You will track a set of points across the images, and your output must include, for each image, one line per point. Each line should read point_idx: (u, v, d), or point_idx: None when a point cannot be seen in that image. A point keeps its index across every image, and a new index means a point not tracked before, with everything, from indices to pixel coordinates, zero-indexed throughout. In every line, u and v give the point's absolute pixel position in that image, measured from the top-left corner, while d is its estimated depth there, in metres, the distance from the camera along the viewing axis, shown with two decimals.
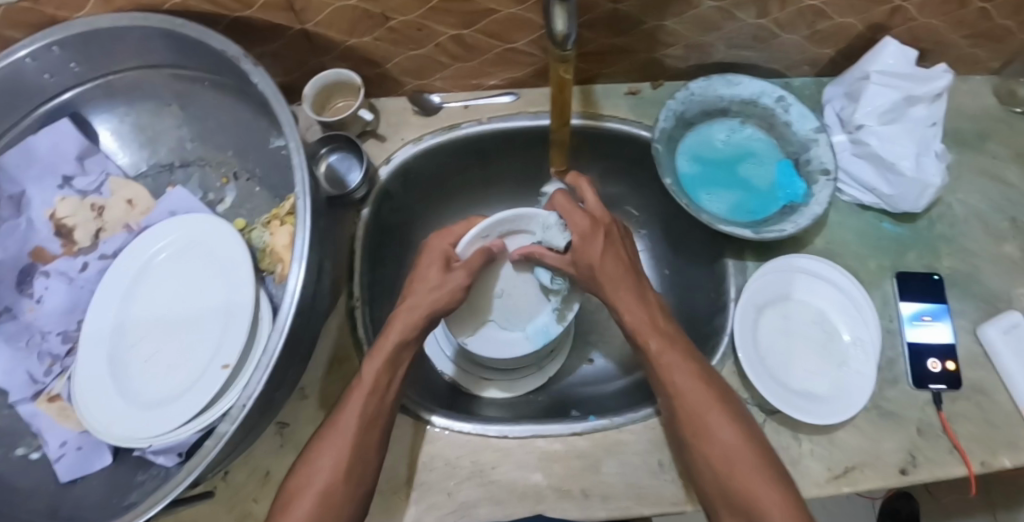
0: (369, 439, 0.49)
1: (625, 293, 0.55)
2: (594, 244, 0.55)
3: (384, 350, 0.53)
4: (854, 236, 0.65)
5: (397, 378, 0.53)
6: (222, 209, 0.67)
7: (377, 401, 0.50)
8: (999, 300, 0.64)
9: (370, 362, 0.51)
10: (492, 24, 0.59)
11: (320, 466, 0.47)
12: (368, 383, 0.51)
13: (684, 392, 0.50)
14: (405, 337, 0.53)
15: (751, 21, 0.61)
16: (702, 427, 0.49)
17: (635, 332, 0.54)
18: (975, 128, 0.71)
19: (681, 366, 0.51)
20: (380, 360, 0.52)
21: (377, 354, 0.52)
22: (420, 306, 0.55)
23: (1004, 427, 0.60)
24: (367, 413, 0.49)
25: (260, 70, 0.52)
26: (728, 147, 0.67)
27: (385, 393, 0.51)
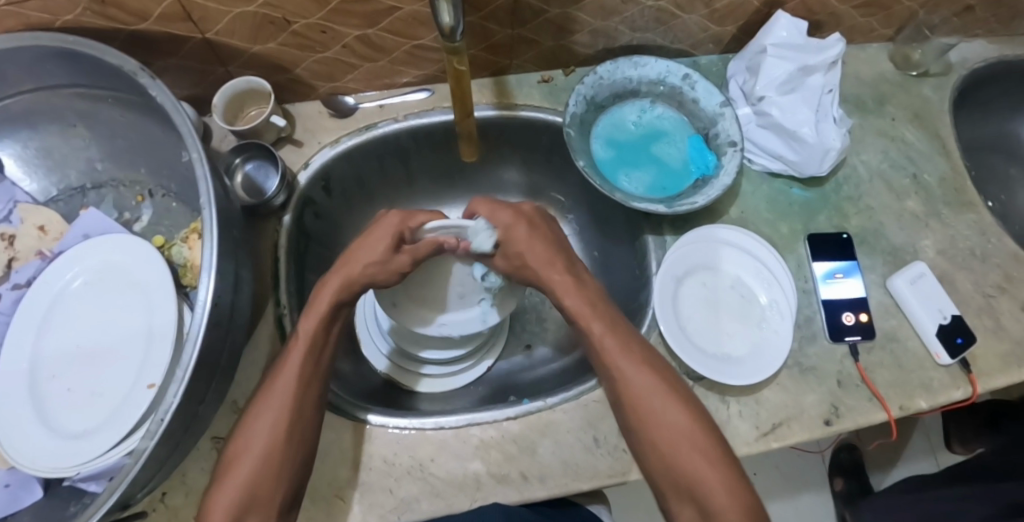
0: (306, 398, 0.50)
1: (557, 275, 0.56)
2: (518, 232, 0.56)
3: (319, 308, 0.54)
4: (765, 203, 0.68)
5: (331, 338, 0.54)
6: (139, 228, 0.66)
7: (313, 360, 0.52)
8: (903, 253, 0.68)
9: (306, 319, 0.53)
10: (395, 22, 0.59)
11: (261, 426, 0.48)
12: (304, 341, 0.52)
13: (626, 377, 0.51)
14: (336, 298, 0.55)
15: (651, 4, 0.63)
16: (644, 407, 0.50)
17: (576, 316, 0.55)
18: (873, 93, 0.75)
19: (620, 351, 0.52)
20: (315, 317, 0.53)
21: (308, 312, 0.54)
22: (354, 266, 0.55)
23: (917, 371, 0.63)
24: (302, 376, 0.50)
25: (158, 83, 0.50)
26: (639, 126, 0.70)
27: (322, 352, 0.53)
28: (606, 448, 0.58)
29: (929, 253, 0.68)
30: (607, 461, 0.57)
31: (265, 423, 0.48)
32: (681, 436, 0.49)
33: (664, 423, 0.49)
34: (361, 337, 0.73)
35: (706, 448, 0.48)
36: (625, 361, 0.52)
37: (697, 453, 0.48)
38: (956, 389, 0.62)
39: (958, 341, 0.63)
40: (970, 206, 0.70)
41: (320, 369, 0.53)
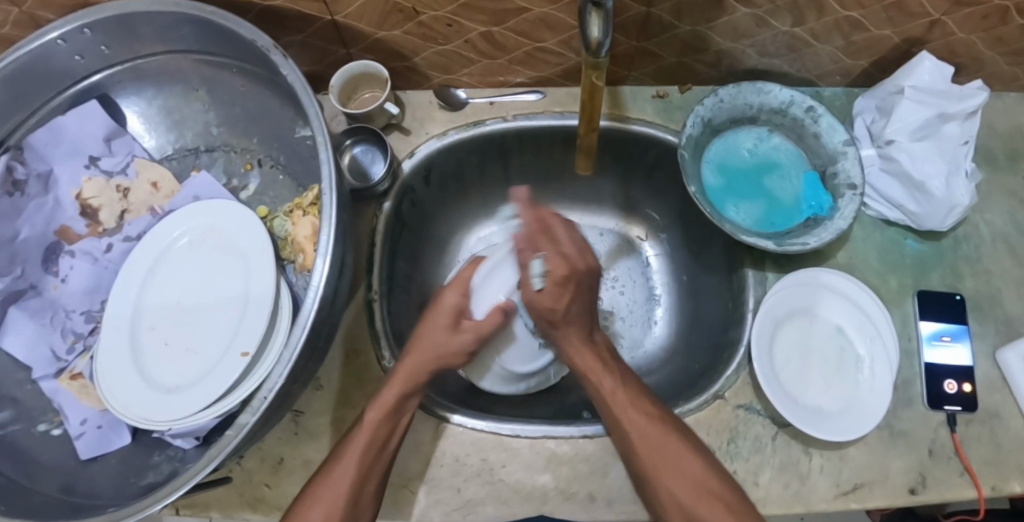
0: (369, 482, 0.49)
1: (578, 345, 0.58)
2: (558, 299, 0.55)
3: (402, 370, 0.54)
4: (876, 253, 0.64)
5: (397, 431, 0.53)
6: (245, 196, 0.68)
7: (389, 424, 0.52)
8: (1019, 324, 0.64)
9: (370, 413, 0.52)
10: (522, 22, 0.58)
11: (345, 466, 0.49)
12: (381, 405, 0.52)
13: (664, 479, 0.50)
14: (409, 388, 0.54)
15: (785, 30, 0.60)
16: (688, 506, 0.49)
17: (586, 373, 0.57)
18: (1008, 148, 0.69)
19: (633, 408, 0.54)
20: (379, 410, 0.52)
21: (374, 405, 0.52)
22: (419, 361, 0.55)
23: (1018, 453, 0.60)
24: (367, 461, 0.50)
25: (290, 63, 0.53)
26: (753, 155, 0.66)
27: (385, 446, 0.51)
28: None
29: None
30: None
31: (340, 495, 0.48)
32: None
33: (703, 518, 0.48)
34: None
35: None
36: (665, 453, 0.51)
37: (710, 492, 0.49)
38: None
39: None
40: None
41: (387, 447, 0.52)
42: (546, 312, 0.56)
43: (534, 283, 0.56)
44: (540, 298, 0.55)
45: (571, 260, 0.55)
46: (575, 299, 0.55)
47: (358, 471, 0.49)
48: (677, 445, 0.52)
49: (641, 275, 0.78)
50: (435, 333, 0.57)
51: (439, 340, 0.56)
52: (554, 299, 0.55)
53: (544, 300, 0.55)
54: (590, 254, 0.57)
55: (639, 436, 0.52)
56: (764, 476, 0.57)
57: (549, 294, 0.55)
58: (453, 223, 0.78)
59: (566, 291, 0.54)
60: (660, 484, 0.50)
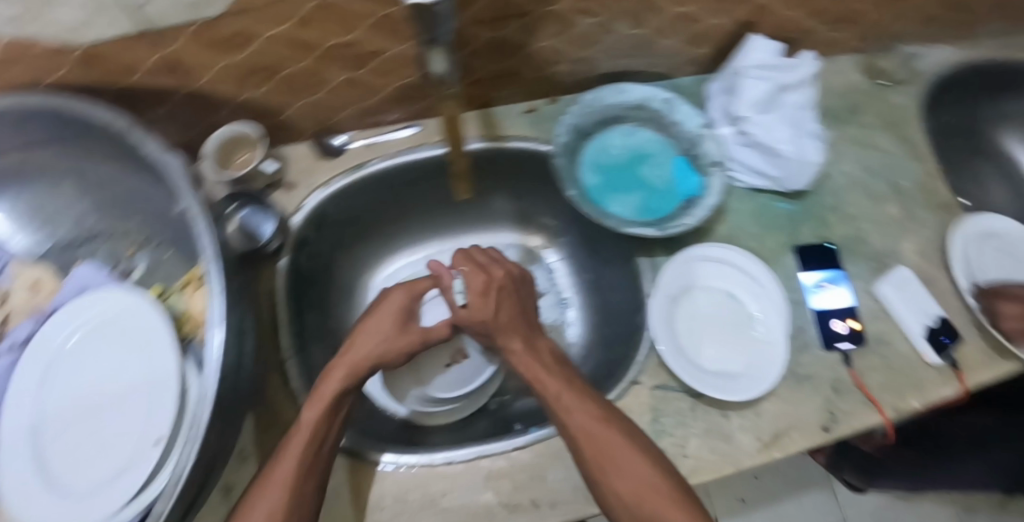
0: (306, 487, 0.49)
1: (515, 339, 0.63)
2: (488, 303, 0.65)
3: (333, 375, 0.56)
4: (751, 219, 0.70)
5: (333, 431, 0.53)
6: (135, 279, 0.66)
7: (326, 426, 0.53)
8: (887, 258, 0.71)
9: (310, 410, 0.53)
10: (381, 64, 0.62)
11: (286, 461, 0.49)
12: (320, 407, 0.53)
13: (612, 476, 0.50)
14: (345, 385, 0.56)
15: (629, 32, 0.65)
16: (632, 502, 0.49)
17: (533, 379, 0.59)
18: (846, 104, 0.78)
19: (579, 406, 0.55)
20: (319, 408, 0.53)
21: (312, 401, 0.54)
22: (358, 352, 0.59)
23: (910, 373, 0.66)
24: (305, 461, 0.50)
25: (151, 139, 0.53)
26: (625, 150, 0.69)
27: (324, 444, 0.52)
28: None
29: (910, 256, 0.71)
30: None
31: (280, 496, 0.47)
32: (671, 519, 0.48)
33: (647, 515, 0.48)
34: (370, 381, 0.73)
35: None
36: (617, 454, 0.51)
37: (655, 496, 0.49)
38: (944, 387, 0.65)
39: (944, 341, 0.66)
40: (947, 208, 0.74)
41: (326, 447, 0.52)
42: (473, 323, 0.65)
43: (459, 301, 0.68)
44: (466, 312, 0.66)
45: (476, 285, 0.66)
46: (497, 309, 0.65)
47: (297, 470, 0.49)
48: (630, 444, 0.52)
49: (549, 280, 0.81)
50: (364, 331, 0.61)
51: (369, 343, 0.60)
52: (482, 309, 0.64)
53: (471, 313, 0.65)
54: (488, 275, 0.67)
55: (592, 433, 0.52)
56: (691, 447, 0.60)
57: (476, 307, 0.65)
58: (357, 266, 0.78)
59: (485, 297, 0.65)
60: (609, 481, 0.50)
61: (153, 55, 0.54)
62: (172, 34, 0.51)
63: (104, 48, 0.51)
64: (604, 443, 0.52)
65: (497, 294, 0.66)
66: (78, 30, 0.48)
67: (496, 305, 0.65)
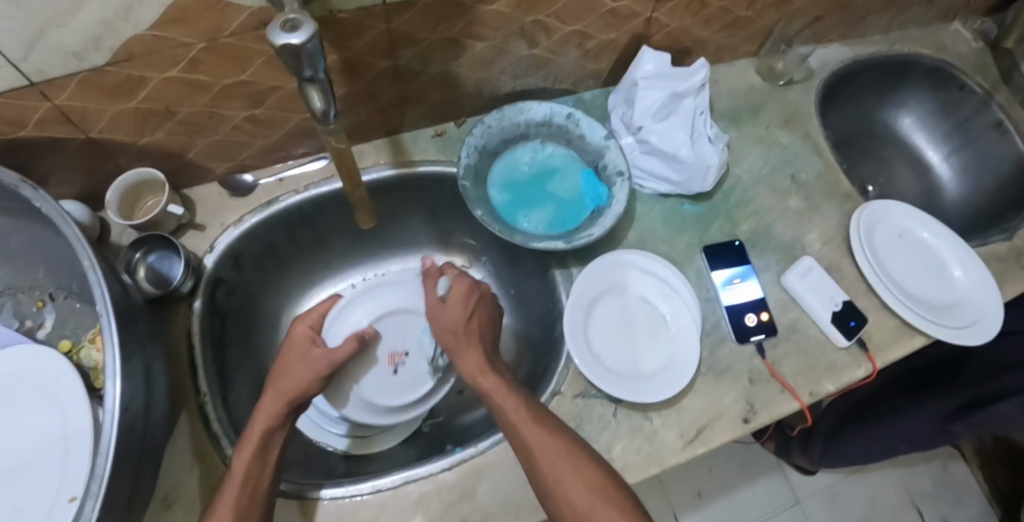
0: None
1: (470, 355, 0.60)
2: (461, 307, 0.63)
3: (252, 442, 0.53)
4: (661, 222, 0.72)
5: (260, 489, 0.51)
6: (44, 334, 0.65)
7: (250, 491, 0.50)
8: (793, 249, 0.74)
9: (239, 456, 0.52)
10: (280, 99, 0.63)
11: None
12: (240, 475, 0.51)
13: (565, 488, 0.51)
14: (276, 422, 0.55)
15: (526, 52, 0.68)
16: (585, 512, 0.50)
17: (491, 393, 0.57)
18: (747, 105, 0.82)
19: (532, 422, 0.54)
20: (249, 452, 0.52)
21: (244, 445, 0.53)
22: (286, 394, 0.57)
23: (821, 357, 0.69)
24: (241, 507, 0.49)
25: (42, 193, 0.51)
26: (533, 167, 0.72)
27: (252, 509, 0.49)
28: None
29: (816, 245, 0.75)
30: None
31: None
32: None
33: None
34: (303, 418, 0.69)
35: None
36: (560, 464, 0.52)
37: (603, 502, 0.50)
38: (857, 369, 0.69)
39: (851, 323, 0.70)
40: (848, 196, 0.78)
41: (264, 487, 0.51)
42: (449, 321, 0.62)
43: (440, 294, 0.66)
44: (443, 309, 0.63)
45: (461, 286, 0.64)
46: (474, 313, 0.62)
47: None
48: (564, 450, 0.53)
49: None
50: (292, 368, 0.59)
51: (301, 373, 0.58)
52: (457, 309, 0.62)
53: (450, 306, 0.63)
54: (472, 283, 0.65)
55: (535, 449, 0.53)
56: (616, 450, 0.61)
57: (454, 306, 0.62)
58: (278, 302, 0.78)
59: (467, 301, 0.63)
60: (560, 494, 0.51)
61: (39, 107, 0.53)
62: (58, 85, 0.51)
63: None
64: (549, 454, 0.52)
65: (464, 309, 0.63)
66: None
67: (472, 310, 0.63)
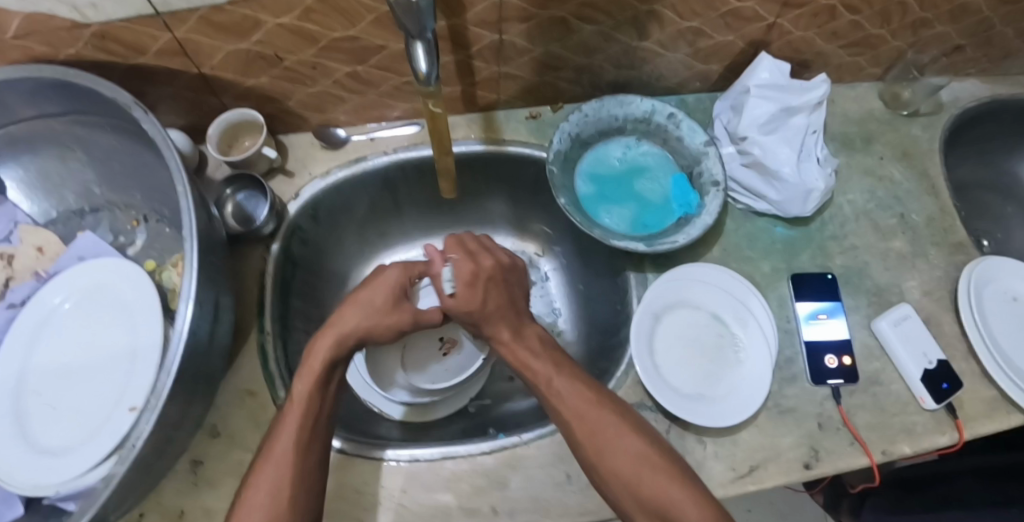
0: (303, 482, 0.47)
1: (500, 324, 0.58)
2: (477, 295, 0.58)
3: (313, 370, 0.54)
4: (747, 242, 0.68)
5: (326, 403, 0.53)
6: (133, 252, 0.69)
7: (310, 425, 0.50)
8: (890, 293, 0.68)
9: (300, 382, 0.53)
10: (383, 60, 0.63)
11: (266, 472, 0.47)
12: (299, 404, 0.51)
13: (608, 457, 0.49)
14: (335, 358, 0.56)
15: (634, 44, 0.65)
16: (634, 482, 0.47)
17: (523, 363, 0.57)
18: (862, 131, 0.75)
19: (566, 389, 0.53)
20: (309, 380, 0.53)
21: (302, 374, 0.54)
22: (346, 324, 0.57)
23: (901, 416, 0.63)
24: (303, 437, 0.49)
25: (150, 117, 0.54)
26: (623, 163, 0.70)
27: (311, 441, 0.50)
28: (579, 485, 0.58)
29: (916, 294, 0.68)
30: (578, 499, 0.57)
31: (278, 478, 0.46)
32: (668, 495, 0.46)
33: (649, 493, 0.47)
34: (348, 371, 0.70)
35: (695, 506, 0.45)
36: (604, 435, 0.50)
37: (648, 471, 0.48)
38: (940, 435, 0.62)
39: (944, 386, 0.63)
40: (960, 246, 0.71)
41: (320, 424, 0.51)
42: (462, 314, 0.59)
43: (446, 289, 0.60)
44: (452, 303, 0.59)
45: (463, 273, 0.59)
46: (485, 299, 0.58)
47: (285, 473, 0.47)
48: (608, 416, 0.51)
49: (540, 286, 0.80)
50: (366, 299, 0.59)
51: (359, 315, 0.58)
52: (467, 299, 0.58)
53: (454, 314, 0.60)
54: (478, 268, 0.59)
55: (578, 416, 0.51)
56: None
57: (461, 297, 0.58)
58: (351, 260, 0.80)
59: (473, 288, 0.58)
60: (607, 464, 0.49)
61: (161, 37, 0.56)
62: (180, 17, 0.53)
63: (116, 27, 0.53)
64: (585, 422, 0.51)
65: (478, 291, 0.58)
66: (89, 9, 0.50)
67: (483, 295, 0.58)
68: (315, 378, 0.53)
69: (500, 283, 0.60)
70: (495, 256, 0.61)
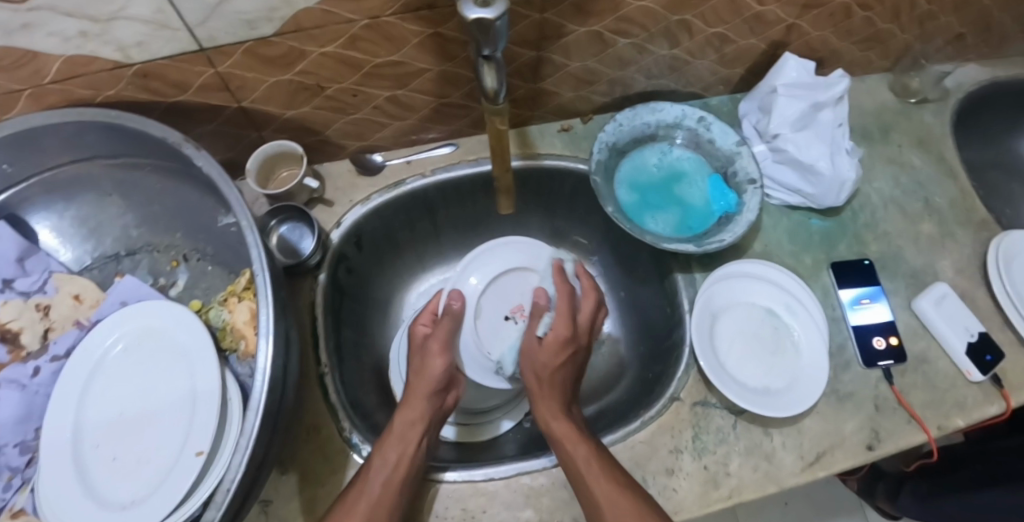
0: None
1: (547, 404, 0.59)
2: (554, 359, 0.59)
3: (394, 430, 0.55)
4: (786, 236, 0.71)
5: (411, 456, 0.54)
6: (175, 292, 0.68)
7: (390, 475, 0.51)
8: (925, 275, 0.71)
9: (385, 446, 0.54)
10: (423, 83, 0.64)
11: None
12: (381, 460, 0.52)
13: None
14: (414, 418, 0.56)
15: (664, 52, 0.68)
16: None
17: (561, 439, 0.56)
18: (878, 122, 0.79)
19: (596, 470, 0.52)
20: (394, 441, 0.54)
21: (387, 435, 0.55)
22: (422, 387, 0.58)
23: (952, 391, 0.65)
24: (380, 498, 0.50)
25: (203, 153, 0.53)
26: (660, 169, 0.72)
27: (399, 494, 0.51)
28: (657, 489, 0.58)
29: (950, 273, 0.71)
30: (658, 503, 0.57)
31: None
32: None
33: None
34: None
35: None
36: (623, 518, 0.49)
37: None
38: (990, 405, 0.64)
39: (987, 357, 0.65)
40: (983, 225, 0.74)
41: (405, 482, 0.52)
42: (540, 363, 0.60)
43: (540, 331, 0.62)
44: (541, 348, 0.60)
45: (559, 329, 0.60)
46: (561, 367, 0.59)
47: None
48: (631, 502, 0.50)
49: None
50: (431, 362, 0.59)
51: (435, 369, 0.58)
52: (550, 351, 0.59)
53: (529, 354, 0.61)
54: (574, 337, 0.60)
55: (580, 465, 0.53)
56: (734, 465, 0.59)
57: (550, 346, 0.59)
58: (390, 286, 0.80)
59: (561, 350, 0.59)
60: None
61: (204, 72, 0.55)
62: (225, 52, 0.53)
63: (160, 66, 0.53)
64: (613, 503, 0.50)
65: (561, 360, 0.59)
66: (133, 48, 0.50)
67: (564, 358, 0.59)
68: (403, 437, 0.54)
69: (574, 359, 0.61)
70: (580, 339, 0.62)
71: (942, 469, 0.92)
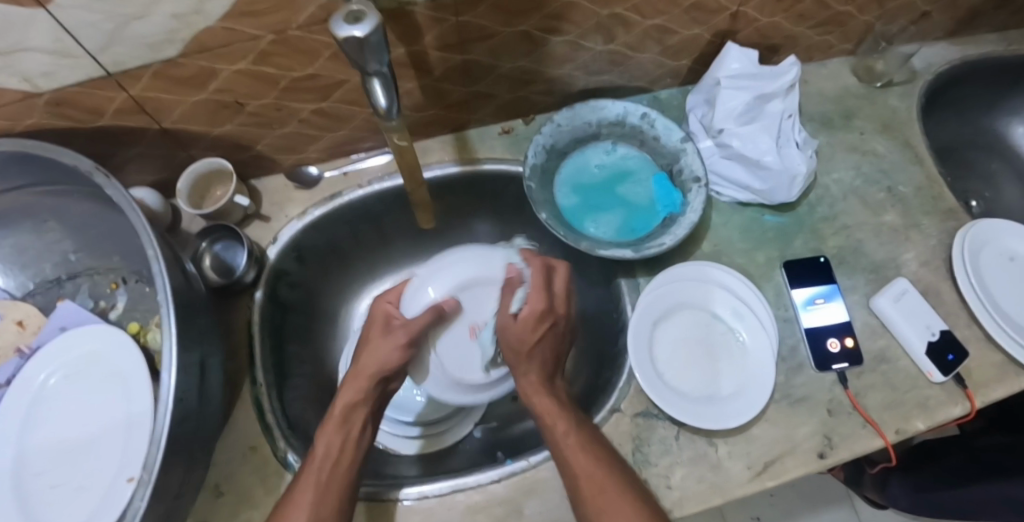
0: None
1: (529, 373, 0.55)
2: (529, 334, 0.55)
3: (335, 416, 0.53)
4: (738, 234, 0.68)
5: (352, 442, 0.52)
6: (115, 315, 0.68)
7: (332, 468, 0.50)
8: (886, 269, 0.67)
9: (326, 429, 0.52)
10: (348, 93, 0.62)
11: None
12: (321, 451, 0.51)
13: None
14: (358, 400, 0.54)
15: (601, 48, 0.65)
16: None
17: (543, 414, 0.54)
18: (839, 108, 0.75)
19: (584, 448, 0.52)
20: (333, 426, 0.52)
21: (329, 421, 0.53)
22: (368, 367, 0.54)
23: (913, 392, 0.61)
24: (319, 499, 0.48)
25: (112, 181, 0.52)
26: (604, 169, 0.70)
27: (339, 474, 0.50)
28: None
29: (913, 268, 0.68)
30: None
31: None
32: None
33: None
34: None
35: None
36: (605, 498, 0.48)
37: None
38: (954, 407, 0.60)
39: (949, 358, 0.62)
40: (951, 213, 0.70)
41: (343, 472, 0.50)
42: (514, 341, 0.55)
43: (513, 307, 0.56)
44: (512, 326, 0.55)
45: (534, 303, 0.55)
46: (536, 345, 0.55)
47: None
48: (611, 483, 0.49)
49: None
50: (374, 342, 0.56)
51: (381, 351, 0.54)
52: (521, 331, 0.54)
53: (505, 329, 0.55)
54: (551, 310, 0.56)
55: (563, 442, 0.52)
56: (677, 477, 0.57)
57: (524, 325, 0.54)
58: (340, 297, 0.79)
59: (536, 329, 0.55)
60: None
61: (116, 97, 0.54)
62: (133, 76, 0.52)
63: (70, 93, 0.52)
64: (594, 481, 0.49)
65: (535, 340, 0.55)
66: (40, 78, 0.49)
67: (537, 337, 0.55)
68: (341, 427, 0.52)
69: (555, 337, 0.57)
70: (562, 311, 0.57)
71: (925, 465, 0.88)
